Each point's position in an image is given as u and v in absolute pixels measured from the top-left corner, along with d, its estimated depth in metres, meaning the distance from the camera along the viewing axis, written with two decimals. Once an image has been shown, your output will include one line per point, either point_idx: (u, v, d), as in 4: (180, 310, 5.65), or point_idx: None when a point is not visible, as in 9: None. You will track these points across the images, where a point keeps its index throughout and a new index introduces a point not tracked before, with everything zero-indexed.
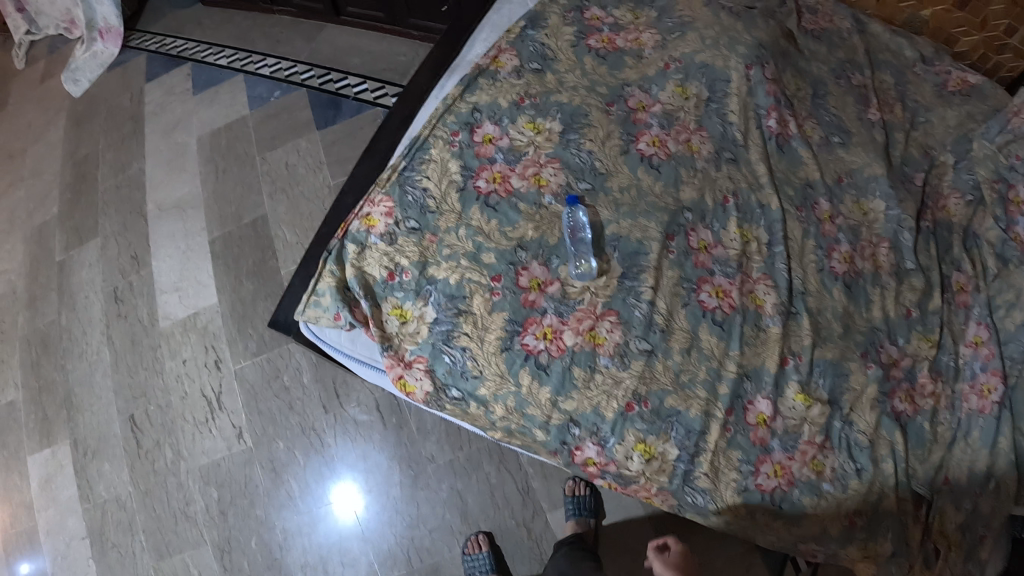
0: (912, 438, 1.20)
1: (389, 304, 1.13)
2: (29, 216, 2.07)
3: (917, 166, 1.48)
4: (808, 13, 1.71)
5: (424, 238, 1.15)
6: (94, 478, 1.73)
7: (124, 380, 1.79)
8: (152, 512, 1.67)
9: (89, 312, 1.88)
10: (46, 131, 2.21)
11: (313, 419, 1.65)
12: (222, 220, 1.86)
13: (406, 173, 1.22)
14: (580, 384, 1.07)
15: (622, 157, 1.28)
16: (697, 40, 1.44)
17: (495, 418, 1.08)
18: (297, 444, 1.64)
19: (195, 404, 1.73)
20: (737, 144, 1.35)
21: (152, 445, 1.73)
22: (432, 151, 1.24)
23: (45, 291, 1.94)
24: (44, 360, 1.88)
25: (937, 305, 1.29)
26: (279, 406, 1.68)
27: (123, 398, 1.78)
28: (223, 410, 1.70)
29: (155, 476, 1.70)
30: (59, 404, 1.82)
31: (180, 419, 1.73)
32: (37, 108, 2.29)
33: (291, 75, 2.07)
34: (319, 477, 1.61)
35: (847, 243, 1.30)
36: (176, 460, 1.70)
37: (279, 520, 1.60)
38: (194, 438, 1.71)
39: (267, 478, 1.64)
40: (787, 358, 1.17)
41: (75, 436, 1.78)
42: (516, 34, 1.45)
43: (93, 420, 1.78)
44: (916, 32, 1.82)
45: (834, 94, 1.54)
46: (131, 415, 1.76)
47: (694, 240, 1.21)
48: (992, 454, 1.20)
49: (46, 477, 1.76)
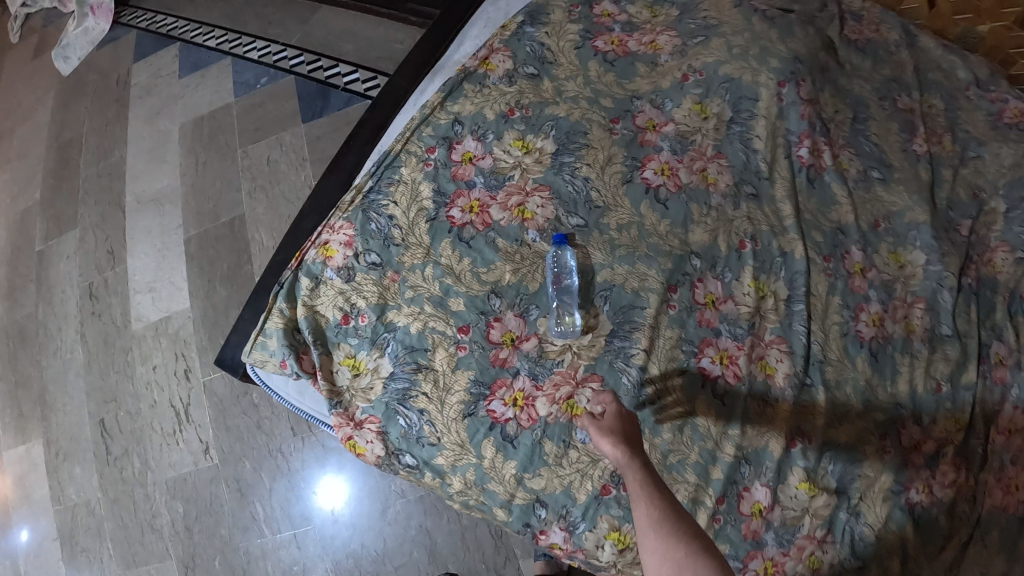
0: (925, 533, 1.01)
1: (341, 353, 0.99)
2: (14, 201, 1.98)
3: (965, 211, 1.24)
4: (850, 18, 1.45)
5: (386, 276, 1.00)
6: (65, 481, 1.66)
7: (96, 381, 1.69)
8: (120, 521, 1.59)
9: (65, 308, 1.78)
10: (35, 111, 2.11)
11: (282, 440, 1.55)
12: (199, 217, 1.74)
13: (372, 197, 1.04)
14: (551, 460, 0.95)
15: (624, 188, 1.09)
16: (722, 48, 1.22)
17: (453, 491, 0.96)
18: (264, 465, 1.54)
19: (164, 414, 1.62)
20: (760, 177, 1.15)
21: (121, 453, 1.63)
22: (404, 170, 1.07)
23: (23, 282, 1.85)
24: (21, 353, 1.79)
25: (971, 379, 1.09)
26: (247, 424, 1.57)
27: (95, 401, 1.68)
28: (191, 424, 1.60)
29: (123, 485, 1.61)
30: (34, 401, 1.74)
31: (149, 429, 1.62)
32: (28, 85, 2.19)
33: (280, 60, 1.93)
34: (285, 501, 1.52)
35: (877, 302, 1.11)
36: (143, 470, 1.61)
37: (243, 542, 1.51)
38: (162, 450, 1.61)
39: (232, 499, 1.54)
40: (795, 440, 1.01)
41: (48, 436, 1.70)
42: (511, 30, 1.22)
43: (66, 420, 1.69)
44: (969, 49, 1.56)
45: (877, 118, 1.30)
46: (102, 419, 1.66)
47: (700, 294, 1.04)
48: (1011, 561, 1.02)
49: (20, 475, 1.70)
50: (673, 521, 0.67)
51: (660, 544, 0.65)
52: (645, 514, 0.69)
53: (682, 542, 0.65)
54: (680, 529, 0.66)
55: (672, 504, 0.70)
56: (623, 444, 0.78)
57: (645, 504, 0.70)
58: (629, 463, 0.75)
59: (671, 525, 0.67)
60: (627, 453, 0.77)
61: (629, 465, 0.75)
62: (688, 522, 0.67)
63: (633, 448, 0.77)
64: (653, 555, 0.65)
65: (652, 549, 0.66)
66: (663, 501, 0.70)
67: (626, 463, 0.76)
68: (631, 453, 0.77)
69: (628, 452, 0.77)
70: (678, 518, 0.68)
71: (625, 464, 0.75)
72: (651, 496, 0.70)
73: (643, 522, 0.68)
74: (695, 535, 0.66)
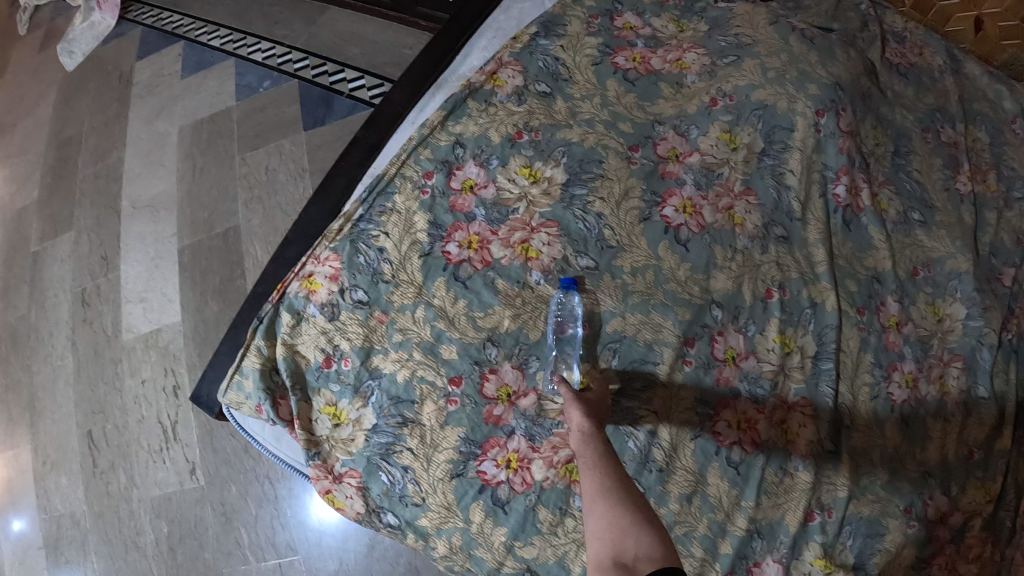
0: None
1: (322, 399, 0.91)
2: (11, 198, 1.91)
3: (1007, 258, 1.15)
4: (893, 38, 1.34)
5: (373, 316, 0.91)
6: (52, 490, 1.60)
7: (85, 392, 1.62)
8: (105, 536, 1.53)
9: (57, 313, 1.70)
10: (38, 105, 2.05)
11: (270, 465, 1.50)
12: (192, 225, 1.67)
13: (361, 225, 0.95)
14: (545, 528, 0.87)
15: (640, 227, 0.98)
16: (756, 69, 1.11)
17: (437, 554, 0.88)
18: (251, 490, 1.48)
19: (151, 430, 1.55)
20: (792, 218, 1.04)
21: (108, 466, 1.57)
22: (397, 197, 0.97)
23: (17, 284, 1.78)
24: (13, 356, 1.72)
25: (1006, 447, 1.02)
26: (235, 446, 1.52)
27: (82, 411, 1.61)
28: (178, 442, 1.54)
29: (109, 499, 1.55)
30: (23, 406, 1.67)
31: (136, 444, 1.56)
32: (33, 79, 2.14)
33: (284, 64, 1.88)
34: (270, 528, 1.46)
35: (912, 361, 1.02)
36: (129, 486, 1.54)
37: (227, 568, 1.46)
38: (149, 466, 1.54)
39: (217, 523, 1.48)
40: (813, 512, 0.94)
41: (36, 443, 1.63)
42: (522, 41, 1.13)
43: (54, 428, 1.63)
44: (1014, 77, 1.45)
45: (918, 152, 1.19)
46: (89, 431, 1.59)
47: (720, 350, 0.95)
48: None
49: (9, 479, 1.65)
50: (616, 489, 0.63)
51: (601, 509, 0.61)
52: (590, 477, 0.65)
53: (621, 506, 0.61)
54: (624, 493, 0.62)
55: (619, 467, 0.65)
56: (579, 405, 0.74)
57: (590, 464, 0.66)
58: (580, 426, 0.71)
59: (614, 492, 0.62)
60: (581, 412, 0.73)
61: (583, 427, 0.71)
62: (632, 487, 0.63)
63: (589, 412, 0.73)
64: (593, 521, 0.61)
65: (592, 515, 0.62)
66: (610, 466, 0.66)
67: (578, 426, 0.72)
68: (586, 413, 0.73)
69: (581, 413, 0.73)
70: (624, 483, 0.64)
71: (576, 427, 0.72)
72: (597, 459, 0.66)
73: (588, 484, 0.65)
74: (637, 501, 0.62)
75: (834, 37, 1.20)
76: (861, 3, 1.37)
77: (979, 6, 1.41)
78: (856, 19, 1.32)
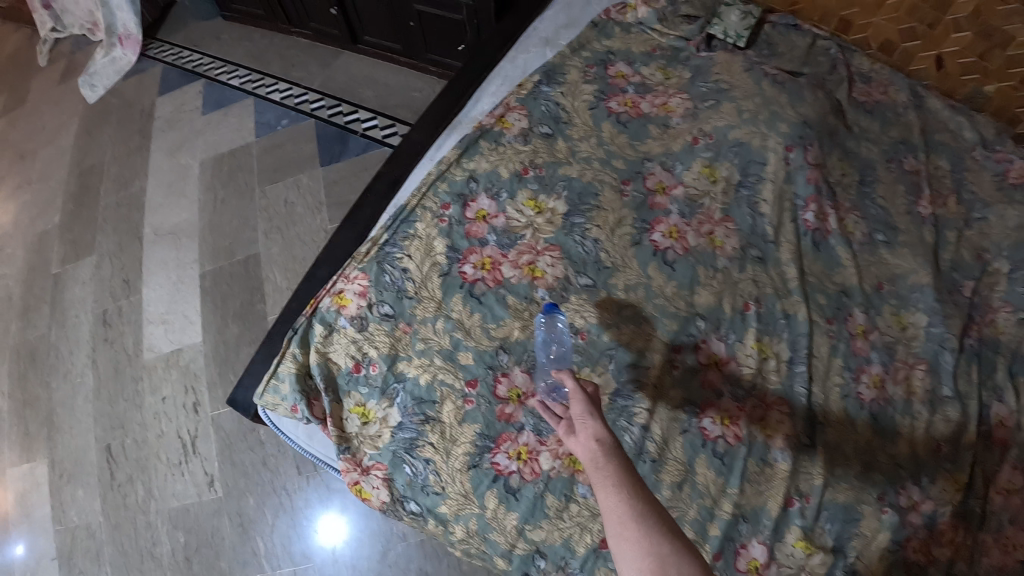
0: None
1: (351, 400, 1.03)
2: (32, 222, 2.02)
3: (968, 273, 1.26)
4: (860, 80, 1.49)
5: (397, 327, 1.04)
6: (67, 503, 1.62)
7: (104, 408, 1.70)
8: (119, 548, 1.55)
9: (77, 332, 1.80)
10: (59, 134, 2.18)
11: (286, 477, 1.54)
12: (214, 253, 1.79)
13: (387, 249, 1.09)
14: (552, 513, 0.97)
15: (632, 250, 1.14)
16: (733, 112, 1.27)
17: (455, 539, 0.98)
18: (268, 501, 1.52)
19: (170, 444, 1.63)
20: (766, 241, 1.17)
21: (126, 480, 1.62)
22: (418, 225, 1.12)
23: (38, 302, 1.88)
24: (31, 373, 1.79)
25: (972, 441, 1.09)
26: (253, 459, 1.57)
27: (102, 427, 1.68)
28: (197, 456, 1.60)
29: (126, 511, 1.59)
30: (40, 422, 1.73)
31: (154, 457, 1.63)
32: (53, 109, 2.26)
33: (302, 103, 2.00)
34: (286, 538, 1.49)
35: (879, 365, 1.13)
36: (147, 498, 1.59)
37: None
38: (166, 479, 1.60)
39: (234, 533, 1.51)
40: (792, 499, 1.03)
41: (53, 457, 1.68)
42: (528, 90, 1.31)
43: (71, 444, 1.68)
44: (976, 109, 1.53)
45: (883, 181, 1.33)
46: (108, 445, 1.66)
47: (704, 355, 1.08)
48: None
49: (22, 493, 1.66)
50: (647, 513, 0.68)
51: (635, 534, 0.66)
52: (617, 500, 0.69)
53: (655, 532, 0.66)
54: (656, 519, 0.68)
55: (645, 491, 0.71)
56: (598, 425, 0.79)
57: (617, 487, 0.71)
58: (602, 449, 0.76)
59: (646, 514, 0.68)
60: (601, 434, 0.78)
61: (605, 449, 0.76)
62: (661, 510, 0.69)
63: (609, 434, 0.78)
64: (626, 541, 0.66)
65: (626, 535, 0.67)
66: (638, 490, 0.71)
67: (600, 448, 0.77)
68: (606, 434, 0.78)
69: (603, 436, 0.78)
70: (653, 508, 0.69)
71: (598, 448, 0.77)
72: (624, 482, 0.71)
73: (616, 505, 0.69)
74: (667, 525, 0.67)
75: (803, 81, 1.34)
76: (830, 49, 1.53)
77: (939, 46, 1.47)
78: (826, 63, 1.49)
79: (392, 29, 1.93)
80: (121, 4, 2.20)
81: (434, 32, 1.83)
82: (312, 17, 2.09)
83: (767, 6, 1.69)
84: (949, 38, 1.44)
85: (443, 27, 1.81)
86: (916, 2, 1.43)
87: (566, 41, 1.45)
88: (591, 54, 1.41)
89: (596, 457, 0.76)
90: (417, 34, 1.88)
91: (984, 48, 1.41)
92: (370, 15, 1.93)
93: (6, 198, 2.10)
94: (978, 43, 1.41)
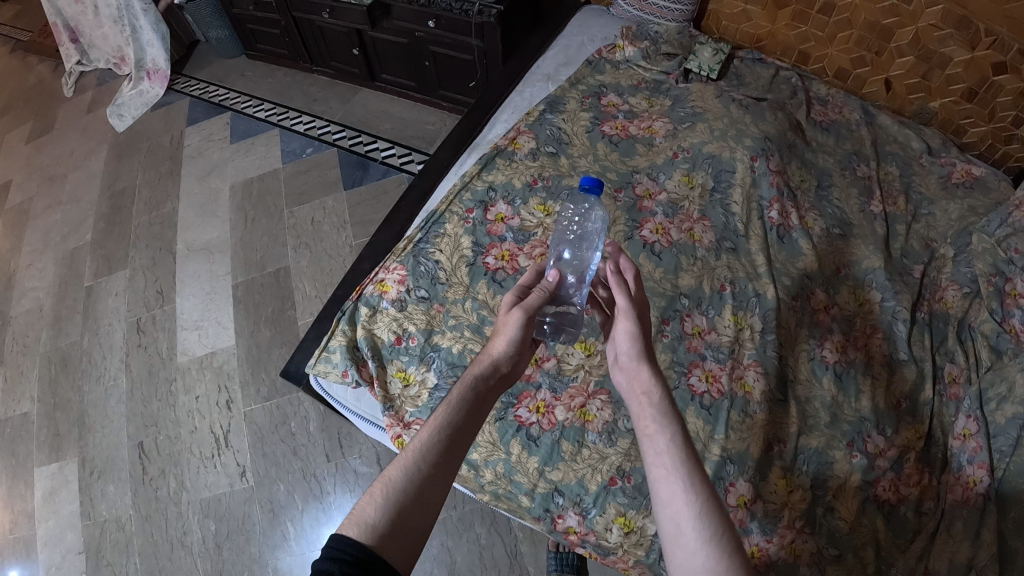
0: (895, 530, 1.08)
1: (394, 367, 1.20)
2: (64, 239, 2.16)
3: (917, 258, 1.38)
4: (817, 103, 1.67)
5: (432, 307, 1.22)
6: (97, 498, 1.62)
7: (137, 408, 1.75)
8: (149, 538, 1.54)
9: (111, 339, 1.90)
10: (89, 159, 2.36)
11: (315, 466, 1.56)
12: (246, 267, 1.94)
13: (421, 245, 1.30)
14: (567, 456, 1.11)
15: (625, 243, 1.31)
16: (705, 130, 1.45)
17: (485, 481, 1.14)
18: (297, 488, 1.53)
19: (203, 439, 1.66)
20: (738, 236, 1.34)
21: (157, 473, 1.64)
22: (447, 226, 1.33)
23: (70, 314, 1.98)
24: (62, 378, 1.86)
25: (929, 396, 1.18)
26: (284, 450, 1.59)
27: (135, 425, 1.72)
28: (229, 448, 1.63)
29: (156, 503, 1.59)
30: (71, 422, 1.77)
31: (187, 452, 1.65)
32: (83, 137, 2.44)
33: (325, 134, 2.22)
34: (315, 522, 1.48)
35: (840, 333, 1.25)
36: (178, 490, 1.60)
37: (272, 559, 1.46)
38: (199, 471, 1.61)
39: (264, 518, 1.51)
40: (773, 444, 1.12)
41: (84, 454, 1.70)
42: (535, 116, 1.54)
43: (103, 441, 1.71)
44: (924, 123, 1.72)
45: (838, 186, 1.46)
46: (140, 441, 1.69)
47: (689, 326, 1.23)
48: (975, 546, 1.04)
49: (50, 490, 1.67)
50: (706, 516, 0.61)
51: (693, 541, 0.60)
52: (673, 497, 0.64)
53: (716, 542, 0.60)
54: (716, 523, 0.61)
55: (708, 484, 0.64)
56: (656, 390, 0.73)
57: (672, 478, 0.65)
58: (658, 429, 0.70)
59: (703, 517, 0.62)
60: (660, 403, 0.72)
61: (664, 425, 0.70)
62: (723, 512, 0.62)
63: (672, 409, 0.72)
64: (681, 550, 0.61)
65: (680, 542, 0.62)
66: (697, 483, 0.64)
67: (654, 426, 0.70)
68: (667, 406, 0.71)
69: (660, 408, 0.72)
70: (712, 508, 0.62)
71: (654, 426, 0.70)
72: (682, 471, 0.65)
73: (672, 501, 0.64)
74: (728, 531, 0.61)
75: (766, 105, 1.53)
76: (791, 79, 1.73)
77: (887, 71, 1.68)
78: (787, 89, 1.68)
79: (408, 68, 2.16)
80: (152, 40, 2.46)
81: (447, 71, 2.07)
82: (334, 57, 2.31)
83: (736, 43, 1.92)
84: (895, 63, 1.65)
85: (455, 65, 2.04)
86: (862, 34, 1.65)
87: (565, 76, 1.70)
88: (587, 88, 1.64)
89: (649, 438, 0.69)
90: (432, 73, 2.11)
91: (925, 69, 1.61)
92: (389, 58, 2.15)
93: (38, 217, 2.24)
94: (920, 65, 1.61)
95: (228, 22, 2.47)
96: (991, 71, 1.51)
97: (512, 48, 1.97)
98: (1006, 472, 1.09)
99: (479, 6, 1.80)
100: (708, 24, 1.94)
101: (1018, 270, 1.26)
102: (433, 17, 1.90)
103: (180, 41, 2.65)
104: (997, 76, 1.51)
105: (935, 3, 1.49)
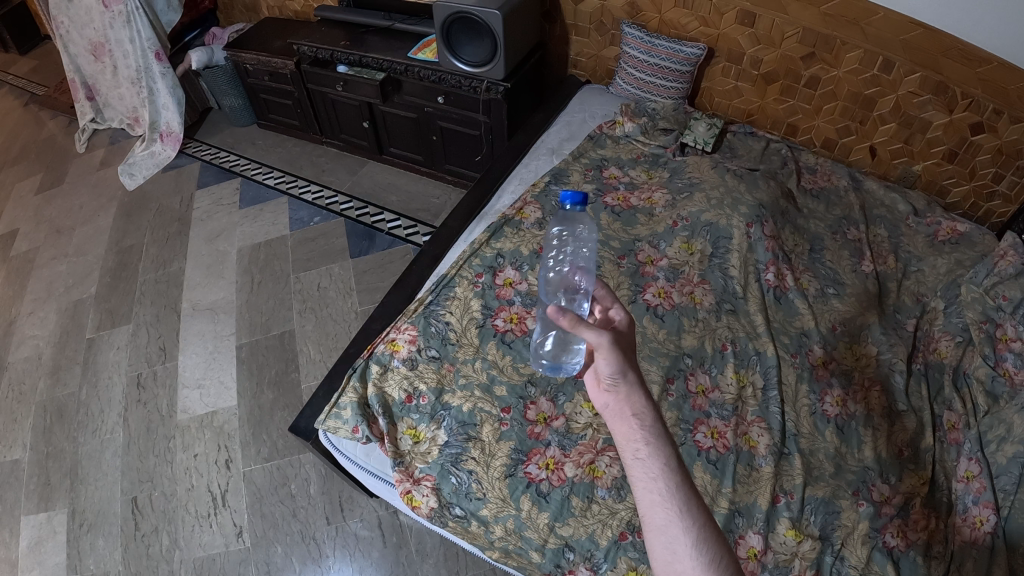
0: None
1: (404, 424, 1.22)
2: (68, 290, 2.16)
3: (909, 313, 1.42)
4: (807, 172, 1.73)
5: (442, 366, 1.26)
6: (85, 552, 1.55)
7: (133, 462, 1.70)
8: None
9: (111, 391, 1.86)
10: (97, 216, 2.40)
11: (315, 528, 1.54)
12: (251, 329, 1.95)
13: (432, 307, 1.34)
14: (577, 512, 1.08)
15: (629, 306, 1.34)
16: (703, 199, 1.50)
17: (495, 537, 1.10)
18: (296, 551, 1.50)
19: (201, 498, 1.61)
20: (737, 297, 1.36)
21: (150, 530, 1.58)
22: (458, 288, 1.37)
23: (69, 363, 1.95)
24: (57, 428, 1.80)
25: (930, 442, 1.20)
26: (283, 511, 1.57)
27: (129, 480, 1.67)
28: (227, 508, 1.59)
29: (147, 561, 1.52)
30: (64, 472, 1.70)
31: (182, 510, 1.60)
32: (92, 195, 2.49)
33: (332, 205, 2.29)
34: None
35: (840, 388, 1.23)
36: (171, 548, 1.54)
37: None
38: (194, 530, 1.56)
39: None
40: (778, 496, 1.10)
41: (74, 506, 1.64)
42: (540, 187, 1.61)
43: (96, 493, 1.65)
44: (909, 186, 1.79)
45: (830, 248, 1.51)
46: (134, 496, 1.64)
47: (693, 384, 1.23)
48: None
49: (35, 541, 1.59)
50: (704, 543, 0.65)
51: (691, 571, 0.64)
52: (669, 525, 0.66)
53: (715, 570, 0.64)
54: (713, 550, 0.65)
55: (702, 510, 0.67)
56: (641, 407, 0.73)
57: (667, 506, 0.67)
58: (648, 449, 0.70)
59: (701, 544, 0.65)
60: (651, 424, 0.72)
61: (654, 444, 0.71)
62: (719, 536, 0.66)
63: (660, 423, 0.73)
64: None
65: (678, 568, 0.65)
66: (692, 510, 0.67)
67: (645, 448, 0.71)
68: (657, 426, 0.72)
69: (652, 427, 0.72)
70: (709, 534, 0.66)
71: (647, 447, 0.70)
72: (676, 498, 0.67)
73: (670, 529, 0.66)
74: (725, 556, 0.65)
75: (759, 174, 1.59)
76: (781, 150, 1.80)
77: (870, 139, 1.77)
78: (778, 160, 1.74)
79: (415, 143, 2.25)
80: (167, 104, 2.56)
81: (453, 146, 2.15)
82: (344, 131, 2.40)
83: (727, 118, 2.00)
84: (878, 130, 1.74)
85: (461, 140, 2.12)
86: (847, 105, 1.74)
87: (569, 150, 1.77)
88: (589, 161, 1.71)
89: (640, 459, 0.70)
90: (438, 148, 2.19)
91: (907, 135, 1.70)
92: (398, 132, 2.24)
93: (42, 266, 2.25)
94: (901, 131, 1.70)
95: (242, 92, 2.59)
96: (969, 132, 1.61)
97: (517, 126, 2.06)
98: (1011, 509, 1.09)
99: (488, 83, 1.91)
100: (702, 100, 2.01)
101: (1008, 316, 1.32)
102: (443, 93, 2.01)
103: (194, 109, 2.76)
104: (974, 136, 1.61)
105: (914, 71, 1.58)
